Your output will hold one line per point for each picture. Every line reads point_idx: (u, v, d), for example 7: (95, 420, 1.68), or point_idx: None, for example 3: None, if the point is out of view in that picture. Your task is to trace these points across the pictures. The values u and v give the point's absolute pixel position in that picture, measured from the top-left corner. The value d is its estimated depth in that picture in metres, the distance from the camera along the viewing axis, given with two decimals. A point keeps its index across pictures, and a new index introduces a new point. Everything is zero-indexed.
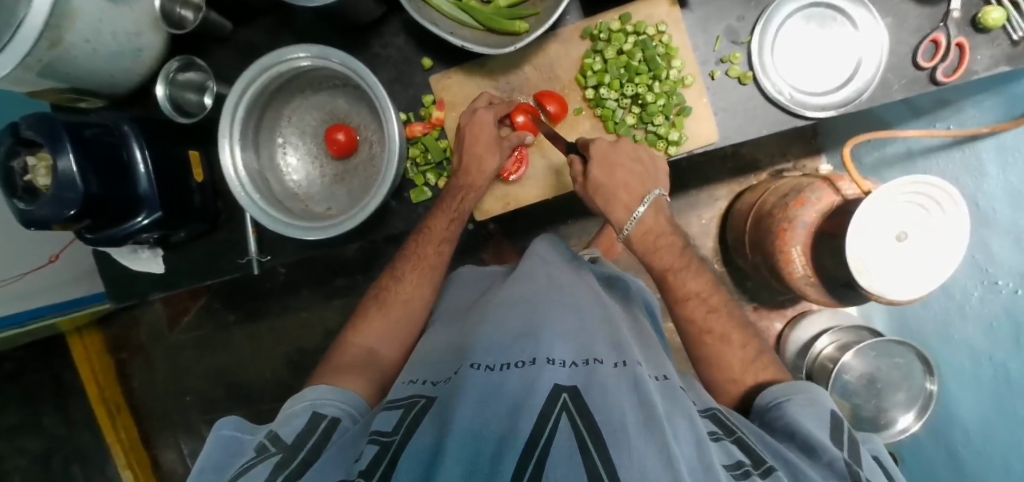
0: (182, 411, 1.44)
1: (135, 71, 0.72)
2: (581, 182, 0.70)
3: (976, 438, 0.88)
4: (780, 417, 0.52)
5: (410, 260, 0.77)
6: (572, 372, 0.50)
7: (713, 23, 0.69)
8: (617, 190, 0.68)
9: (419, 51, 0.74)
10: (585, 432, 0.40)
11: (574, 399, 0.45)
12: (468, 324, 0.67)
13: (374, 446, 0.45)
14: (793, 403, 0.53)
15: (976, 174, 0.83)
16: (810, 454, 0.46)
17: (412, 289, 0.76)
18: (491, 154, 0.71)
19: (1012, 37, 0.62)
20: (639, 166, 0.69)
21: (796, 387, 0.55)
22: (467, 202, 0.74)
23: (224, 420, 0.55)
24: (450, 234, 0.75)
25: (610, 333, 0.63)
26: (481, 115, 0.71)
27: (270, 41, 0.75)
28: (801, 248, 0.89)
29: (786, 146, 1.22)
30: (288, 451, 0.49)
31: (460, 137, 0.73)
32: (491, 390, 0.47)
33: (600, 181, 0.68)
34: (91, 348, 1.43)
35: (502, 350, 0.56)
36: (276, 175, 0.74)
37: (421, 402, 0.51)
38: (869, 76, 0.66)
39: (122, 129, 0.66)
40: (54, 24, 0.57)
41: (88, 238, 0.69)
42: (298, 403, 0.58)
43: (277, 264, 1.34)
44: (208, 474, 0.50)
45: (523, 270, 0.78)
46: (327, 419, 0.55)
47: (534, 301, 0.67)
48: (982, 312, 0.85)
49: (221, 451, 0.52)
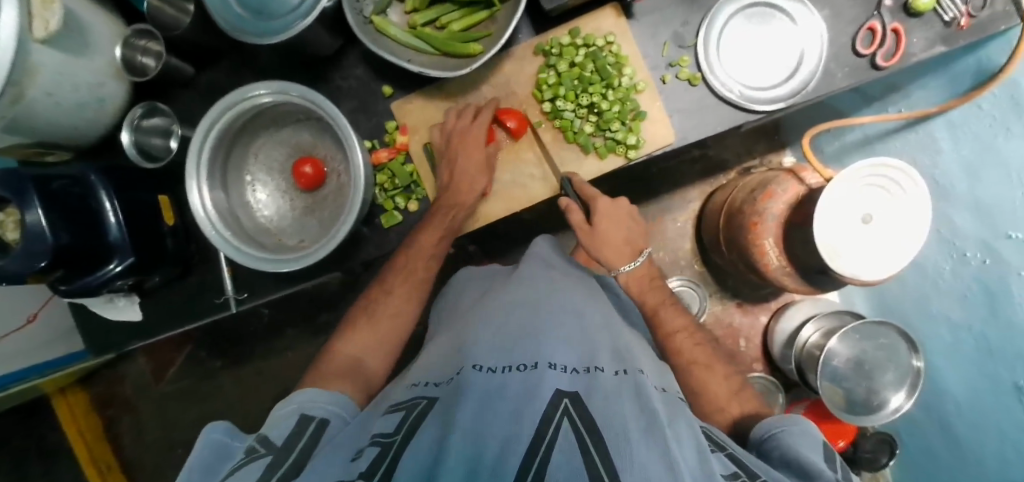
0: (174, 464, 1.41)
1: (101, 120, 0.73)
2: (587, 233, 0.76)
3: (968, 413, 0.89)
4: (776, 447, 0.55)
5: (394, 277, 0.77)
6: (574, 377, 0.52)
7: (660, 29, 0.71)
8: (619, 245, 0.78)
9: (379, 79, 0.76)
10: (585, 433, 0.42)
11: (575, 404, 0.46)
12: (463, 331, 0.67)
13: (374, 447, 0.46)
14: (785, 431, 0.55)
15: (931, 153, 0.86)
16: (807, 480, 0.48)
17: (400, 303, 0.76)
18: (483, 173, 0.73)
19: (943, 18, 0.66)
20: (631, 226, 0.79)
21: (788, 418, 0.57)
22: (453, 220, 0.74)
23: (215, 425, 0.55)
24: (438, 250, 0.76)
25: (611, 338, 0.65)
26: (473, 129, 0.72)
27: (231, 81, 0.77)
28: (773, 240, 0.92)
29: (751, 143, 1.26)
30: (277, 453, 0.49)
31: (449, 155, 0.72)
32: (493, 391, 0.48)
33: (603, 232, 0.76)
34: (74, 404, 1.39)
35: (502, 352, 0.56)
36: (247, 211, 0.75)
37: (422, 403, 0.52)
38: (813, 65, 0.69)
39: (89, 180, 0.66)
40: (15, 80, 0.57)
41: (62, 289, 0.68)
42: (284, 407, 0.57)
43: (260, 304, 1.35)
44: (196, 476, 0.49)
45: (523, 273, 0.79)
46: (316, 421, 0.55)
47: (537, 303, 0.68)
48: (955, 286, 0.86)
49: (211, 455, 0.52)
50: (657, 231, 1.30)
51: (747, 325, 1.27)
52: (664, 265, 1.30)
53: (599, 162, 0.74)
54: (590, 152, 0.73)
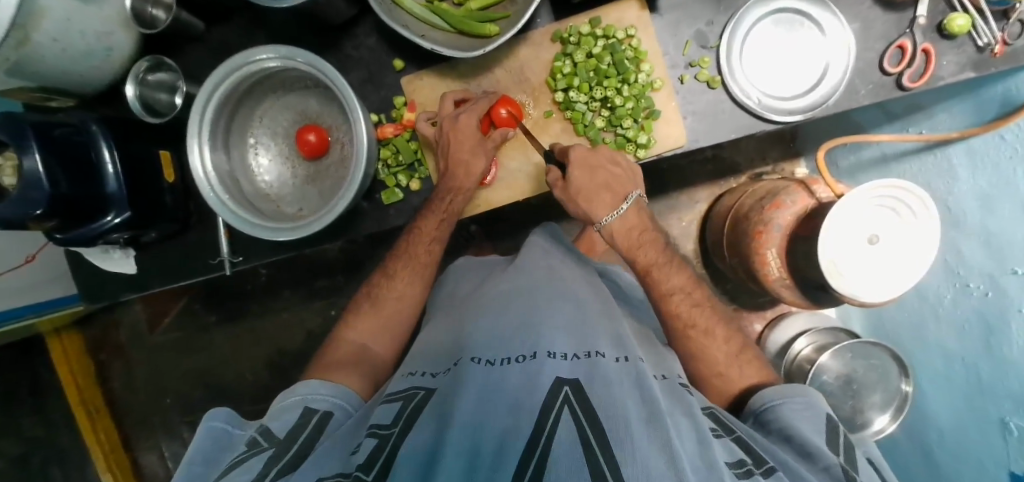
0: (163, 412, 1.44)
1: (107, 69, 0.72)
2: (562, 187, 0.70)
3: (951, 441, 0.89)
4: (775, 421, 0.55)
5: (402, 258, 0.79)
6: (574, 363, 0.52)
7: (683, 27, 0.69)
8: (599, 191, 0.70)
9: (392, 52, 0.74)
10: (586, 422, 0.42)
11: (576, 392, 0.46)
12: (461, 320, 0.68)
13: (372, 439, 0.47)
14: (785, 405, 0.56)
15: (948, 180, 0.84)
16: (808, 459, 0.48)
17: (404, 287, 0.78)
18: (477, 159, 0.71)
19: (977, 43, 0.63)
20: (617, 166, 0.70)
21: (791, 392, 0.57)
22: (456, 204, 0.73)
23: (216, 411, 0.57)
24: (439, 233, 0.76)
25: (610, 323, 0.64)
26: (464, 120, 0.70)
27: (242, 40, 0.75)
28: (776, 250, 0.90)
29: (766, 149, 1.24)
30: (279, 446, 0.51)
31: (444, 142, 0.71)
32: (493, 382, 0.49)
33: (580, 184, 0.69)
34: (68, 345, 1.41)
35: (501, 342, 0.57)
36: (247, 175, 0.74)
37: (420, 394, 0.53)
38: (837, 79, 0.66)
39: (90, 129, 0.65)
40: (20, 23, 0.56)
41: (58, 237, 0.68)
42: (288, 398, 0.60)
43: (258, 265, 1.35)
44: (197, 462, 0.52)
45: (523, 260, 0.79)
46: (319, 413, 0.57)
47: (530, 293, 0.68)
48: (955, 315, 0.85)
49: (210, 444, 0.54)
50: (661, 228, 1.29)
51: (741, 332, 1.27)
52: None
53: None
54: (600, 147, 0.72)
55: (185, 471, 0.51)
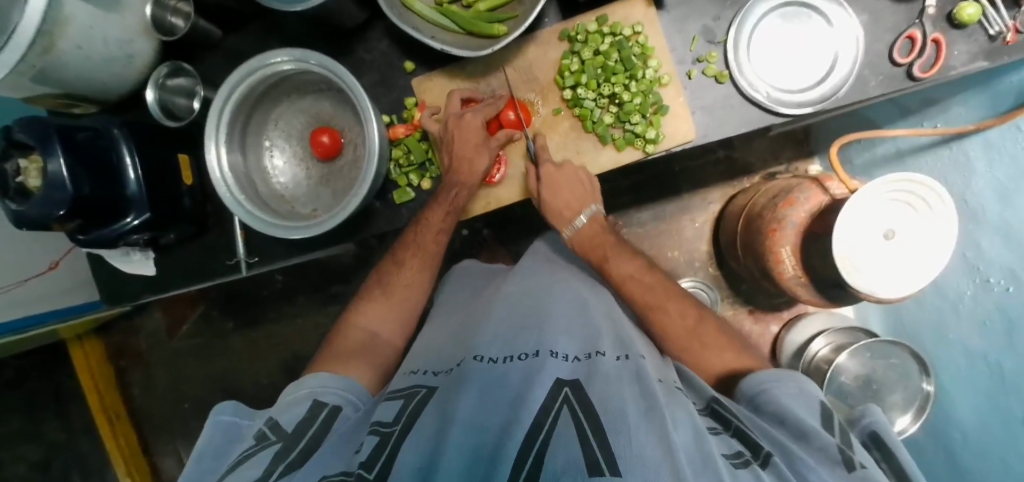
0: (181, 417, 1.45)
1: (128, 76, 0.74)
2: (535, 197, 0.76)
3: (975, 443, 0.86)
4: (770, 402, 0.52)
5: (409, 248, 0.78)
6: (574, 366, 0.52)
7: (690, 23, 0.70)
8: (561, 210, 0.75)
9: (402, 55, 0.76)
10: (585, 421, 0.42)
11: (575, 392, 0.46)
12: (469, 321, 0.68)
13: (374, 436, 0.47)
14: (782, 388, 0.53)
15: (965, 174, 0.82)
16: (803, 439, 0.47)
17: (413, 277, 0.79)
18: (481, 157, 0.72)
19: (989, 32, 0.62)
20: (583, 182, 0.74)
21: (787, 374, 0.55)
22: (462, 200, 0.74)
23: (222, 405, 0.57)
24: (445, 227, 0.75)
25: (614, 327, 0.64)
26: (468, 120, 0.72)
27: (257, 46, 0.78)
28: (791, 248, 0.89)
29: (778, 149, 1.23)
30: (287, 441, 0.51)
31: (447, 140, 0.73)
32: (496, 379, 0.49)
33: (548, 200, 0.74)
34: (89, 351, 1.44)
35: (507, 341, 0.57)
36: (263, 176, 0.76)
37: (422, 391, 0.53)
38: (846, 71, 0.66)
39: (113, 133, 0.67)
40: (46, 31, 0.58)
41: (81, 239, 0.71)
42: (298, 390, 0.60)
43: (274, 271, 1.37)
44: (208, 457, 0.53)
45: (524, 266, 0.79)
46: (327, 408, 0.58)
47: (534, 296, 0.68)
48: (976, 312, 0.83)
49: (221, 436, 0.55)
50: (674, 231, 1.28)
51: (757, 334, 1.25)
52: (678, 265, 1.28)
53: (616, 154, 0.73)
54: (609, 143, 0.73)
55: (196, 466, 0.52)
